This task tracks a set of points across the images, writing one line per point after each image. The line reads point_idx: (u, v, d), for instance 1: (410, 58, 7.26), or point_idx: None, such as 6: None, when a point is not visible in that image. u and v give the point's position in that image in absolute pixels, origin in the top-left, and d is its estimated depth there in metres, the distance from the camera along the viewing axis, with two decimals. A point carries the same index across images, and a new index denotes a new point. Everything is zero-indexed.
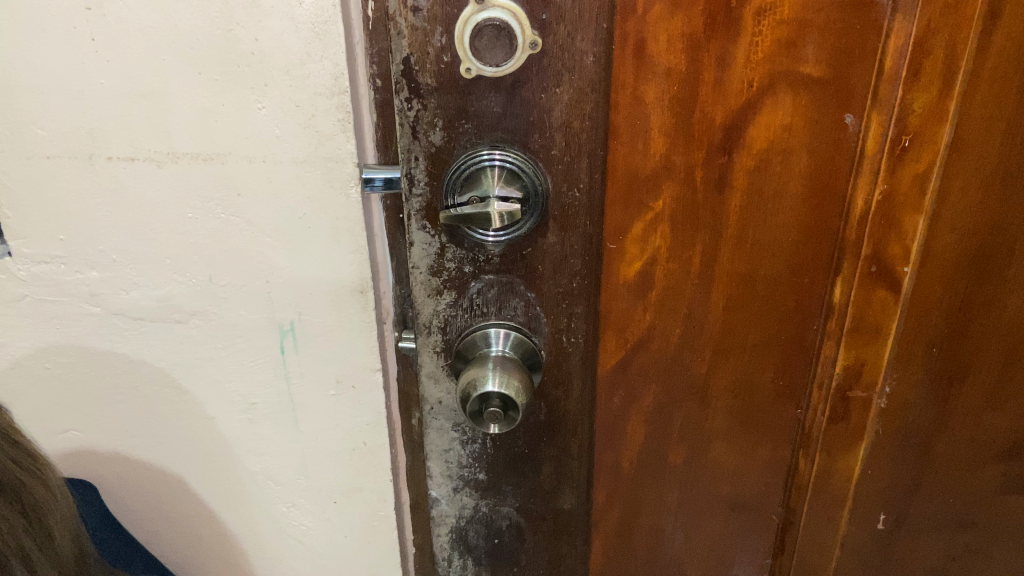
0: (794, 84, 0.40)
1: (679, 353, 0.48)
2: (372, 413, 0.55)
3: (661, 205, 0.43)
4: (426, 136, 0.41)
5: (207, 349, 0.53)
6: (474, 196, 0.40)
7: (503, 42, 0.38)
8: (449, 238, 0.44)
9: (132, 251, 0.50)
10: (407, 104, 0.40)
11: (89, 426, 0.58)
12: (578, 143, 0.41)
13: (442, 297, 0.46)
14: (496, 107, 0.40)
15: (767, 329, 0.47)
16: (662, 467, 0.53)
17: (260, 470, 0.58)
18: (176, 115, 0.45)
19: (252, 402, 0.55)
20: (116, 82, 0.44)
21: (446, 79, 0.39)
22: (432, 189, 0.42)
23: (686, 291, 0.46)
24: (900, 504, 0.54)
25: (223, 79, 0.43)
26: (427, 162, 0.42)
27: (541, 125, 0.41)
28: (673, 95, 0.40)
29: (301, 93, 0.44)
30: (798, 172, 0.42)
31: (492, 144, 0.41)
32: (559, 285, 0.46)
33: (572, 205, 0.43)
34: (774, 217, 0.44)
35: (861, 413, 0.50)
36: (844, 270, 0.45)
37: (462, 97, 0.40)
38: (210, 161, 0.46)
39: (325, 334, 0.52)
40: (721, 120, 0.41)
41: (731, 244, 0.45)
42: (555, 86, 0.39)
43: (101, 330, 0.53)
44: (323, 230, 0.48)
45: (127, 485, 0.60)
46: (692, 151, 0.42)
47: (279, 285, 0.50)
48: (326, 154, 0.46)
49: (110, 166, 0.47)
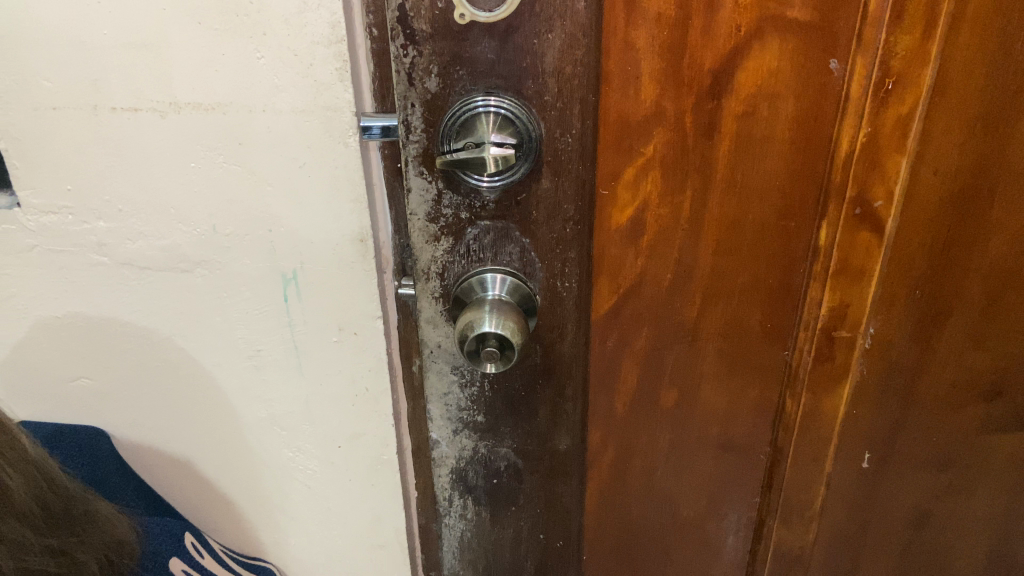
0: (781, 28, 0.41)
1: (670, 296, 0.50)
2: (373, 359, 0.57)
3: (651, 151, 0.45)
4: (422, 82, 0.42)
5: (213, 297, 0.55)
6: (470, 142, 0.42)
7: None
8: (446, 185, 0.45)
9: (137, 202, 0.51)
10: (403, 51, 0.41)
11: (100, 374, 0.59)
12: (570, 88, 0.42)
13: (440, 243, 0.47)
14: (490, 53, 0.41)
15: (756, 273, 0.49)
16: (654, 406, 0.55)
17: (266, 416, 0.60)
18: (178, 65, 0.46)
19: (257, 349, 0.57)
20: (118, 32, 0.45)
21: (441, 25, 0.40)
22: (428, 136, 0.43)
23: (677, 236, 0.48)
24: (884, 441, 0.56)
25: (222, 28, 0.44)
26: (423, 109, 0.42)
27: (534, 70, 0.41)
28: (662, 41, 0.41)
29: (299, 42, 0.45)
30: (785, 117, 0.44)
31: (487, 91, 0.42)
32: (553, 231, 0.47)
33: (565, 150, 0.44)
34: (761, 162, 0.45)
35: (846, 354, 0.51)
36: (830, 213, 0.46)
37: (456, 43, 0.40)
38: (212, 111, 0.47)
39: (326, 282, 0.53)
40: (710, 65, 0.42)
41: (720, 189, 0.46)
42: (547, 32, 0.40)
43: (110, 279, 0.54)
44: (323, 179, 0.49)
45: (138, 431, 0.62)
46: (682, 96, 0.43)
47: (280, 234, 0.52)
48: (324, 103, 0.47)
49: (115, 116, 0.48)
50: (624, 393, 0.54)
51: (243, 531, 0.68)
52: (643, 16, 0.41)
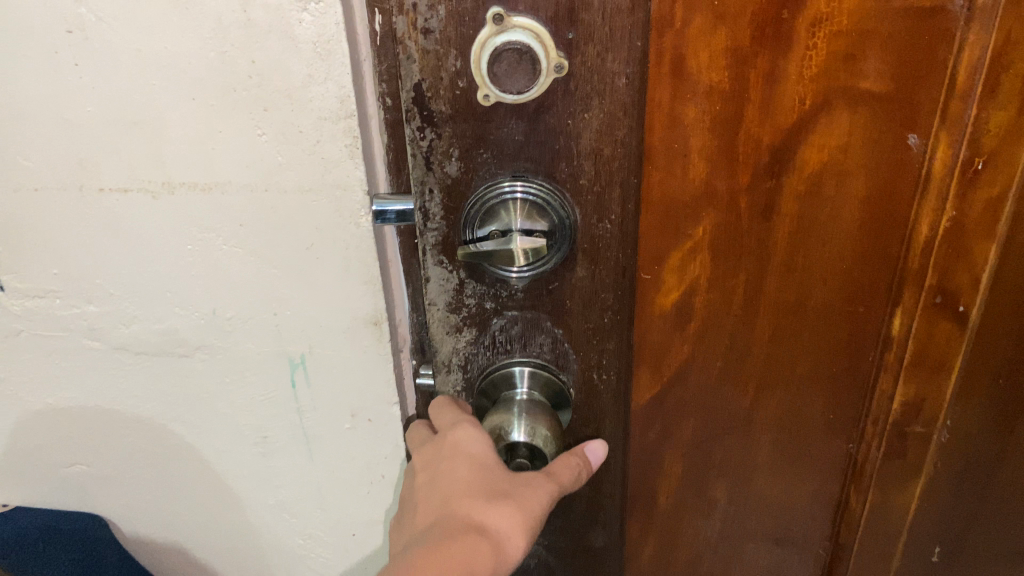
0: (852, 101, 0.36)
1: (720, 384, 0.45)
2: (390, 446, 0.52)
3: (700, 234, 0.40)
4: (441, 166, 0.37)
5: (214, 383, 0.50)
6: (495, 229, 0.37)
7: (524, 66, 0.34)
8: (468, 274, 0.40)
9: (130, 284, 0.47)
10: (420, 133, 0.36)
11: (95, 460, 0.55)
12: (608, 172, 0.37)
13: (462, 334, 0.42)
14: (518, 135, 0.36)
15: (816, 362, 0.44)
16: (700, 497, 0.50)
17: (275, 503, 0.56)
18: (172, 144, 0.41)
19: (263, 436, 0.52)
20: (104, 109, 0.40)
21: (462, 105, 0.35)
22: (448, 223, 0.39)
23: (729, 322, 0.43)
24: (958, 536, 0.50)
25: (219, 104, 0.40)
26: (442, 194, 0.38)
27: (568, 153, 0.36)
28: (714, 115, 0.36)
29: (304, 118, 0.40)
30: (855, 196, 0.38)
31: (515, 175, 0.37)
32: (590, 321, 0.41)
33: (603, 237, 0.39)
34: (826, 244, 0.40)
35: (919, 448, 0.46)
36: (906, 302, 0.41)
37: (480, 125, 0.36)
38: (209, 190, 0.43)
39: (337, 367, 0.49)
40: (769, 142, 0.37)
41: (777, 272, 0.41)
42: (583, 111, 0.35)
43: (103, 364, 0.50)
44: (334, 262, 0.45)
45: (138, 515, 0.58)
46: (736, 174, 0.38)
47: (287, 317, 0.47)
48: (333, 181, 0.42)
49: (103, 197, 0.43)
50: (667, 485, 0.49)
51: None
52: (692, 88, 0.36)
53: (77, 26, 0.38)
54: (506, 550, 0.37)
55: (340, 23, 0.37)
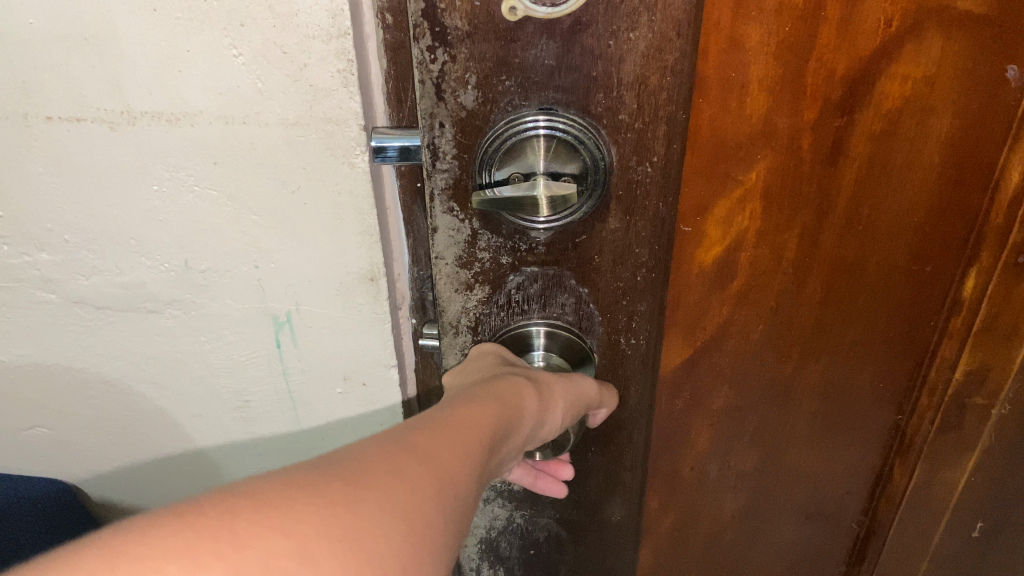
0: (945, 24, 0.30)
1: (761, 350, 0.40)
2: (387, 411, 0.47)
3: (752, 179, 0.34)
4: (454, 96, 0.31)
5: (188, 342, 0.45)
6: (517, 172, 0.32)
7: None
8: (483, 223, 0.35)
9: (88, 231, 0.40)
10: (430, 55, 0.30)
11: (57, 423, 0.50)
12: (654, 105, 0.31)
13: (473, 293, 0.37)
14: (548, 58, 0.30)
15: (872, 327, 0.39)
16: (729, 471, 0.45)
17: (260, 469, 0.52)
18: (131, 65, 0.35)
19: (245, 400, 0.47)
20: (48, 21, 0.33)
21: (482, 20, 0.29)
22: (461, 163, 0.33)
23: (778, 282, 0.37)
24: (1003, 515, 0.46)
25: (186, 18, 0.33)
26: (455, 130, 0.32)
27: (607, 81, 0.30)
28: (783, 39, 0.30)
29: (288, 36, 0.34)
30: (936, 138, 0.33)
31: (542, 108, 0.31)
32: (620, 278, 0.36)
33: (642, 182, 0.33)
34: (896, 192, 0.34)
35: (977, 422, 0.42)
36: (981, 261, 0.36)
37: (503, 45, 0.30)
38: (177, 123, 0.37)
39: (326, 327, 0.43)
40: (843, 72, 0.31)
41: (838, 226, 0.35)
42: (628, 30, 0.29)
43: (60, 320, 0.44)
44: (323, 209, 0.39)
45: (110, 480, 0.53)
46: (800, 111, 0.32)
47: (269, 271, 0.41)
48: (323, 113, 0.36)
49: (52, 128, 0.37)
50: (691, 457, 0.45)
51: None
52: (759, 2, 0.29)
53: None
54: (548, 411, 0.34)
55: None
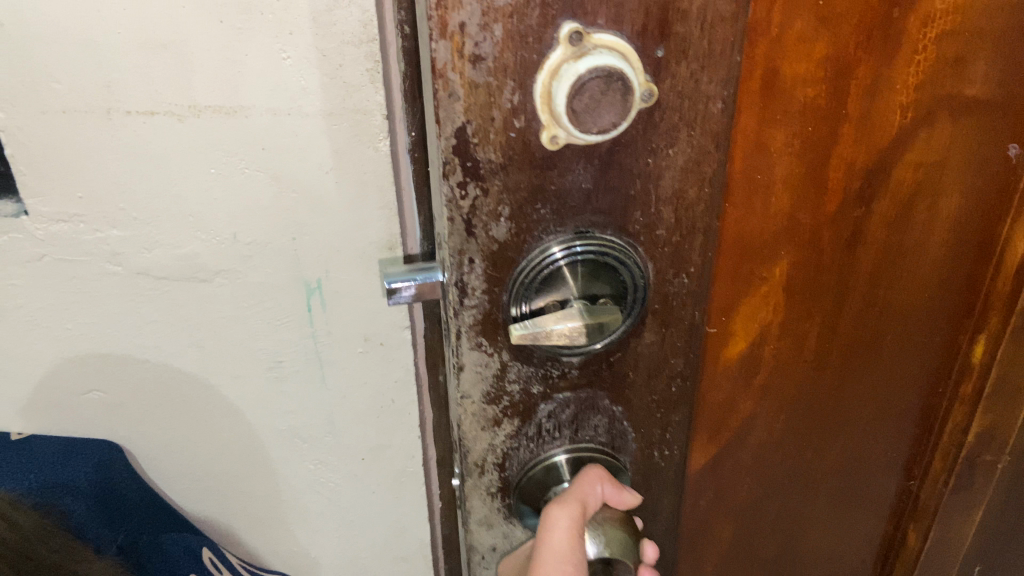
0: (952, 111, 0.41)
1: (790, 406, 0.50)
2: (401, 369, 0.55)
3: (777, 273, 0.43)
4: (486, 231, 0.36)
5: (231, 307, 0.52)
6: (553, 300, 0.38)
7: (609, 98, 0.32)
8: (514, 357, 0.41)
9: (152, 208, 0.48)
10: (461, 190, 0.35)
11: (115, 388, 0.56)
12: (690, 219, 0.39)
13: (501, 427, 0.44)
14: (586, 181, 0.36)
15: (882, 389, 0.52)
16: (756, 531, 0.56)
17: (288, 428, 0.58)
18: (197, 66, 0.43)
19: (279, 361, 0.54)
20: (132, 31, 0.42)
21: (519, 148, 0.34)
22: (489, 296, 0.38)
23: (807, 357, 0.48)
24: (1000, 543, 0.64)
25: (245, 27, 0.42)
26: (485, 263, 0.37)
27: (644, 197, 0.37)
28: (805, 133, 0.39)
29: (328, 42, 0.42)
30: (942, 219, 0.45)
31: (577, 232, 0.37)
32: (655, 392, 0.45)
33: (676, 293, 0.41)
34: (907, 271, 0.47)
35: (983, 477, 0.58)
36: (990, 327, 0.50)
37: (540, 173, 0.35)
38: (232, 115, 0.45)
39: (352, 292, 0.51)
40: (863, 164, 0.41)
41: (857, 303, 0.47)
42: (667, 146, 0.36)
43: (124, 289, 0.51)
44: (350, 185, 0.47)
45: (158, 446, 0.59)
46: (823, 203, 0.42)
47: (305, 241, 0.49)
48: (353, 106, 0.44)
49: (129, 120, 0.45)
50: (721, 538, 0.56)
51: (262, 545, 0.65)
52: (783, 112, 0.37)
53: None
54: None
55: None
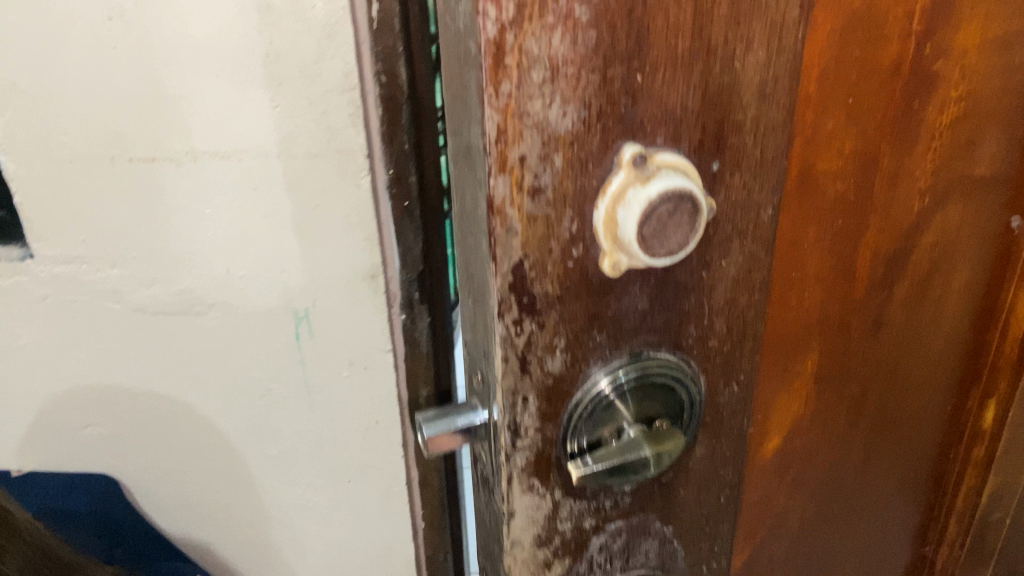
0: (948, 192, 0.48)
1: (810, 482, 0.55)
2: (385, 392, 0.59)
3: (808, 363, 0.48)
4: (541, 367, 0.35)
5: (224, 338, 0.56)
6: (609, 430, 0.37)
7: (677, 220, 0.31)
8: (566, 494, 0.39)
9: (151, 247, 0.52)
10: (516, 328, 0.33)
11: (111, 421, 0.59)
12: (740, 326, 0.39)
13: (553, 566, 0.41)
14: (643, 302, 0.35)
15: (908, 432, 0.59)
16: None
17: (277, 454, 0.61)
18: (195, 115, 0.48)
19: (269, 387, 0.58)
20: (137, 86, 0.47)
21: (576, 278, 0.33)
22: (542, 435, 0.36)
23: (862, 392, 0.53)
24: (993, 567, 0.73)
25: (239, 80, 0.47)
26: (539, 400, 0.35)
27: (695, 311, 0.37)
28: (837, 226, 0.44)
29: (313, 90, 0.47)
30: (935, 290, 0.52)
31: (633, 354, 0.36)
32: (705, 503, 0.44)
33: (726, 402, 0.41)
34: (916, 342, 0.54)
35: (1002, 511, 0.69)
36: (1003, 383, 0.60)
37: (598, 300, 0.34)
38: (227, 158, 0.49)
39: (337, 318, 0.55)
40: (885, 249, 0.47)
41: (890, 348, 0.52)
42: (717, 260, 0.36)
43: (122, 326, 0.55)
44: (335, 218, 0.52)
45: (151, 477, 0.62)
46: (850, 289, 0.47)
47: (293, 273, 0.54)
48: (338, 147, 0.49)
49: (132, 167, 0.49)
50: None
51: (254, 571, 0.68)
52: (820, 205, 0.42)
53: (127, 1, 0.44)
54: None
55: (346, 8, 0.45)
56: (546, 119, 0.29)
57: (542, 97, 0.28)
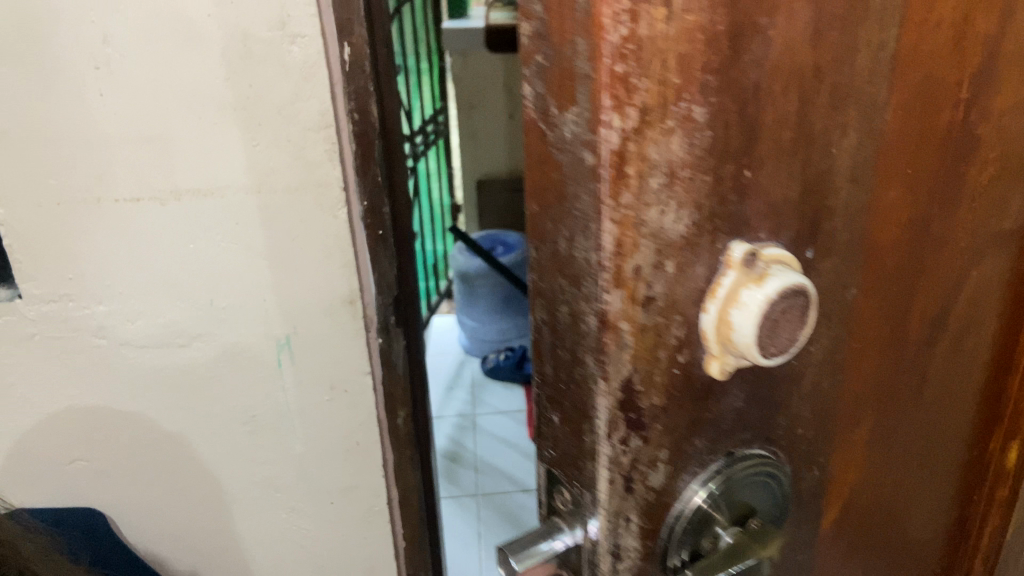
0: (997, 254, 0.33)
1: None
2: (364, 413, 0.62)
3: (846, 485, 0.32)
4: (644, 481, 0.24)
5: (208, 369, 0.58)
6: (706, 540, 0.26)
7: (788, 319, 0.23)
8: None
9: (136, 283, 0.55)
10: (622, 446, 0.23)
11: (97, 455, 0.60)
12: (825, 412, 0.29)
13: None
14: (738, 400, 0.25)
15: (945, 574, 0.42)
16: None
17: (261, 479, 0.63)
18: (179, 155, 0.51)
19: (253, 415, 0.60)
20: (124, 129, 0.50)
21: (679, 387, 0.23)
22: (645, 553, 0.25)
23: (882, 512, 0.35)
24: None
25: (221, 121, 0.50)
26: (643, 518, 0.25)
27: (788, 402, 0.27)
28: (882, 308, 0.28)
29: (292, 128, 0.51)
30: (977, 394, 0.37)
31: (726, 456, 0.26)
32: None
33: (813, 499, 0.30)
34: (929, 472, 0.36)
35: None
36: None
37: (698, 404, 0.24)
38: (210, 195, 0.52)
39: (317, 344, 0.58)
40: (926, 327, 0.31)
41: (923, 451, 0.35)
42: (807, 345, 0.26)
43: (107, 360, 0.57)
44: (314, 248, 0.55)
45: (137, 507, 0.63)
46: (879, 401, 0.31)
47: (274, 302, 0.56)
48: (315, 181, 0.53)
49: (118, 207, 0.52)
50: None
51: None
52: (869, 279, 0.27)
53: (113, 49, 0.47)
54: None
55: (321, 53, 0.49)
56: (669, 222, 0.20)
57: (660, 206, 0.20)
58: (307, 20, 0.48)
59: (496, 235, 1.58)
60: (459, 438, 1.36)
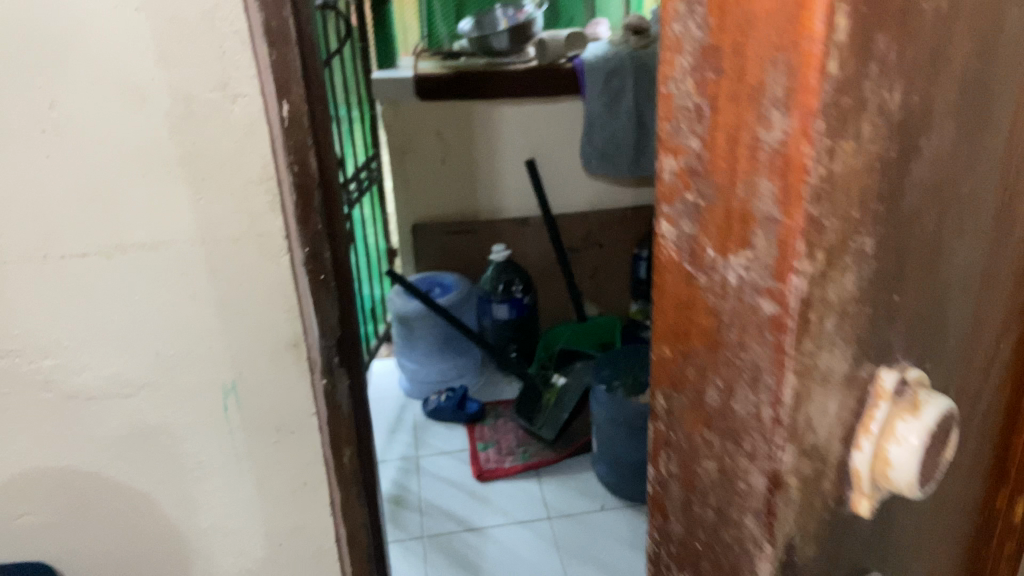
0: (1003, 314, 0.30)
1: None
2: (311, 454, 0.63)
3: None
4: None
5: (155, 417, 0.60)
6: None
7: (933, 454, 0.24)
8: None
9: (82, 336, 0.56)
10: None
11: (43, 508, 0.61)
12: (921, 519, 0.30)
13: None
14: (869, 524, 0.26)
15: None
16: None
17: (209, 525, 0.65)
18: (125, 211, 0.53)
19: (200, 461, 0.62)
20: (70, 188, 0.52)
21: (828, 524, 0.24)
22: None
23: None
24: None
25: (166, 177, 0.52)
26: None
27: (901, 516, 0.28)
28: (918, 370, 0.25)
29: (235, 181, 0.53)
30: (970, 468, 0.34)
31: None
32: None
33: None
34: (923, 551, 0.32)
35: None
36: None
37: (839, 538, 0.25)
38: (155, 247, 0.54)
39: (262, 388, 0.60)
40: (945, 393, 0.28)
41: (923, 530, 0.31)
42: None
43: (53, 414, 0.58)
44: (259, 295, 0.57)
45: (85, 558, 0.64)
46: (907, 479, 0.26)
47: (220, 349, 0.58)
48: (258, 230, 0.55)
49: (63, 263, 0.54)
50: None
51: None
52: (906, 339, 0.24)
53: (58, 113, 0.50)
54: None
55: (262, 110, 0.52)
56: (839, 367, 0.21)
57: (832, 345, 0.21)
58: (247, 80, 0.51)
59: (432, 277, 1.62)
60: (403, 481, 1.37)
